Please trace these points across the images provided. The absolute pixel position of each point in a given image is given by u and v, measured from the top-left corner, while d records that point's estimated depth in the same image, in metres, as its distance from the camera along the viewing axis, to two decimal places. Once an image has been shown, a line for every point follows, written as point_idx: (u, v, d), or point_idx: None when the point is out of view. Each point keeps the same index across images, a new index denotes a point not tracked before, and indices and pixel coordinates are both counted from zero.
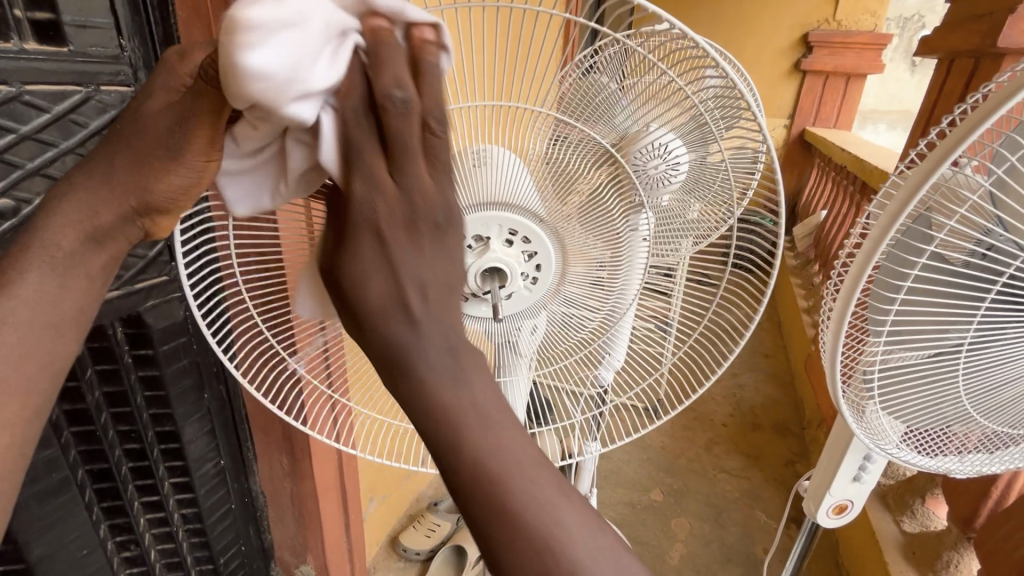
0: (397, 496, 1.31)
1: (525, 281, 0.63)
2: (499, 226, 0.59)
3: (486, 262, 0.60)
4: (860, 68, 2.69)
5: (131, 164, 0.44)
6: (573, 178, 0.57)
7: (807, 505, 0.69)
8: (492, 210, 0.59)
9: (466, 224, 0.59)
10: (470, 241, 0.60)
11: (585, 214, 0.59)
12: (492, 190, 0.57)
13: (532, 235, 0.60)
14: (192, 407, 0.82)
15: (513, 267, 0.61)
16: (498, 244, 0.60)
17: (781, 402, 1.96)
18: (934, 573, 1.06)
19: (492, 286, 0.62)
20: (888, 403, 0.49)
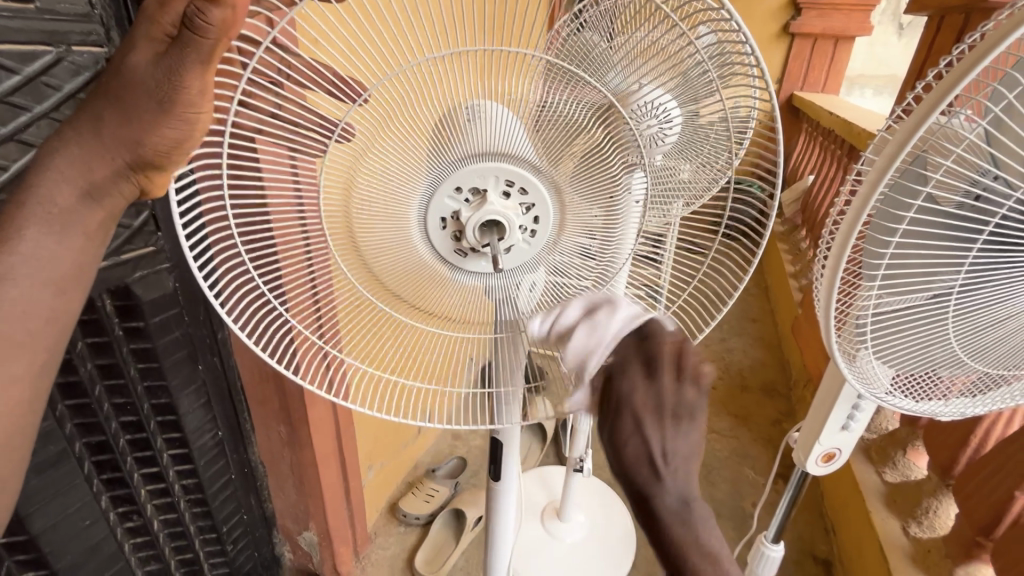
0: (395, 464, 1.33)
1: (523, 234, 0.63)
2: (495, 177, 0.59)
3: (483, 214, 0.59)
4: (848, 30, 2.67)
5: (120, 118, 0.42)
6: (573, 135, 0.57)
7: (797, 454, 0.72)
8: (488, 160, 0.58)
9: (461, 175, 0.58)
10: (468, 193, 0.59)
11: (583, 173, 0.59)
12: (489, 140, 0.56)
13: (529, 187, 0.60)
14: (187, 378, 0.82)
15: (512, 219, 0.60)
16: (495, 195, 0.60)
17: (768, 365, 2.00)
18: (914, 520, 1.12)
19: (490, 238, 0.61)
20: (880, 349, 0.51)
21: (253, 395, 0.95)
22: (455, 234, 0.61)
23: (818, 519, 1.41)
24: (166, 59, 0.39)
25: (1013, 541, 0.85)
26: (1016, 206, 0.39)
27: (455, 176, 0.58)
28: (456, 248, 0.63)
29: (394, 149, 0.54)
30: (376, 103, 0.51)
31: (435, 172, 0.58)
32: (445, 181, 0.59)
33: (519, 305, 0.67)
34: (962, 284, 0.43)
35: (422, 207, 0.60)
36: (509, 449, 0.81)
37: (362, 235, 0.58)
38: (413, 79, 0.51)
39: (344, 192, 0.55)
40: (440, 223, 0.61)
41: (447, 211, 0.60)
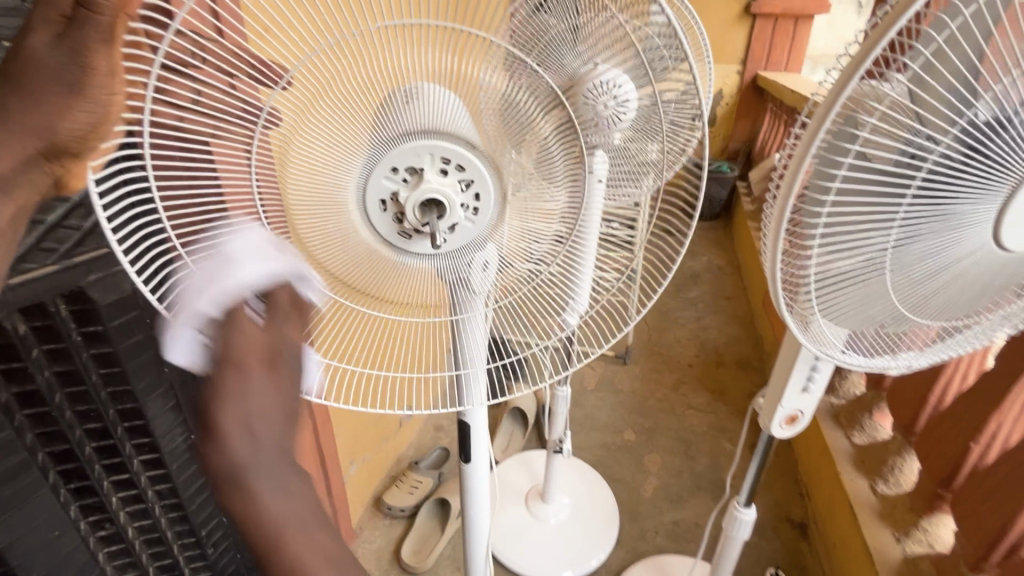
0: (377, 458, 1.33)
1: (466, 212, 0.62)
2: (430, 154, 0.59)
3: (421, 193, 0.60)
4: (807, 10, 2.73)
5: (21, 102, 0.39)
6: (526, 122, 0.56)
7: (762, 419, 0.74)
8: (419, 138, 0.58)
9: (397, 155, 0.58)
10: (404, 173, 0.59)
11: (536, 161, 0.59)
12: (423, 117, 0.56)
13: (467, 163, 0.59)
14: (153, 382, 0.80)
15: (450, 197, 0.60)
16: (433, 173, 0.60)
17: (742, 340, 2.05)
18: (880, 477, 1.16)
19: (430, 217, 0.61)
20: (828, 310, 0.53)
21: None
22: (397, 216, 0.61)
23: (792, 485, 1.46)
24: (80, 34, 0.37)
25: (971, 490, 0.89)
26: (941, 157, 0.41)
27: (390, 155, 0.58)
28: (399, 230, 0.62)
29: (326, 127, 0.54)
30: (307, 82, 0.51)
31: (371, 151, 0.58)
32: (381, 160, 0.58)
33: (471, 284, 0.68)
34: (897, 238, 0.46)
35: (359, 188, 0.60)
36: (480, 433, 0.82)
37: (297, 219, 0.58)
38: (346, 58, 0.50)
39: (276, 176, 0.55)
40: (380, 206, 0.61)
41: (386, 193, 0.60)
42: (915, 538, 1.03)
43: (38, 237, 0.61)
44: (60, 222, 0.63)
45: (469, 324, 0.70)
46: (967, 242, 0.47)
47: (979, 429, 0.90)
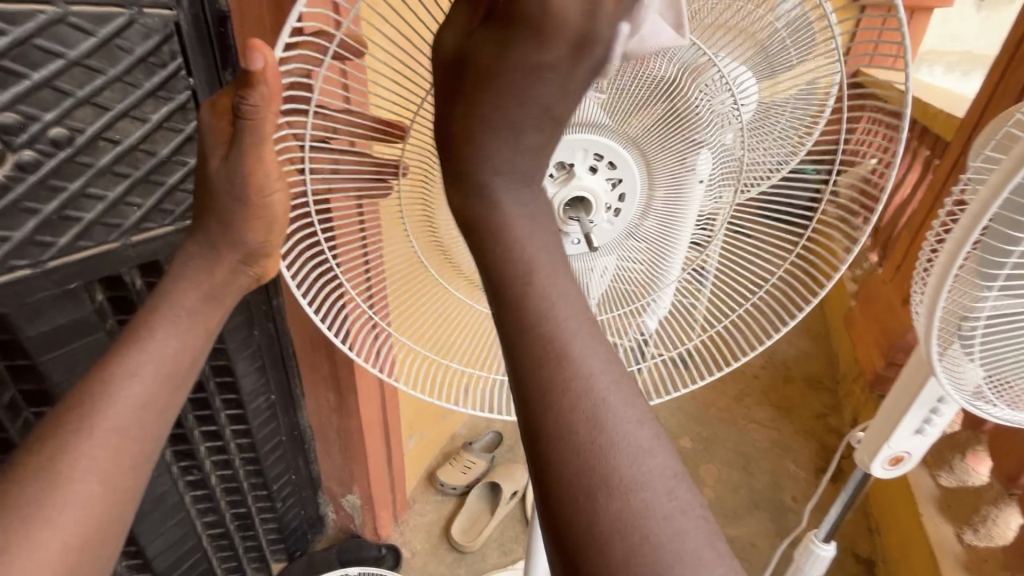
0: (435, 434, 1.36)
1: (608, 213, 0.61)
2: (586, 149, 0.56)
3: (570, 190, 0.58)
4: (928, 0, 2.48)
5: None
6: (650, 103, 0.54)
7: (860, 455, 0.68)
8: (573, 134, 0.56)
9: (554, 149, 0.56)
10: (554, 168, 0.58)
11: (653, 143, 0.57)
12: (573, 113, 0.54)
13: (618, 160, 0.57)
14: (243, 343, 0.84)
15: (599, 195, 0.58)
16: (584, 171, 0.58)
17: (815, 356, 1.92)
18: (969, 526, 1.07)
19: (577, 215, 0.60)
20: (985, 351, 0.47)
21: (303, 360, 0.96)
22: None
23: (861, 519, 1.37)
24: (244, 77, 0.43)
25: None
26: None
27: (543, 151, 0.56)
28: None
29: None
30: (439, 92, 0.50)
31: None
32: (532, 156, 0.56)
33: (590, 290, 0.67)
34: None
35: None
36: None
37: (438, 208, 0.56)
38: None
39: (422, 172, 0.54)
40: None
41: (537, 190, 0.58)
42: None
43: (159, 200, 0.65)
44: (178, 185, 0.66)
45: None
46: None
47: None
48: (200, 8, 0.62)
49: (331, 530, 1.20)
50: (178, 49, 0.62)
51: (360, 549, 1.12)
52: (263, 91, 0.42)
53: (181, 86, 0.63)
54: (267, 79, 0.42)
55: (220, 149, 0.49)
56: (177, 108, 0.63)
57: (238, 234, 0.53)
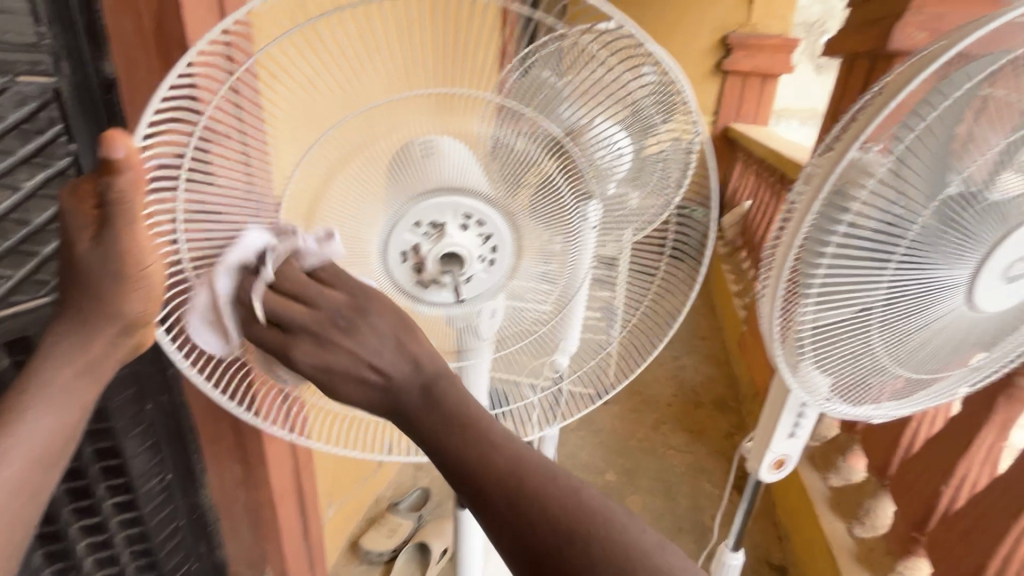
0: (356, 499, 1.29)
1: (482, 264, 0.63)
2: (454, 210, 0.59)
3: (443, 247, 0.60)
4: (774, 69, 2.95)
5: None
6: (525, 167, 0.59)
7: (750, 462, 0.76)
8: (442, 195, 0.58)
9: (422, 210, 0.58)
10: (426, 228, 0.59)
11: (537, 201, 0.61)
12: (443, 176, 0.57)
13: (486, 218, 0.60)
14: (132, 420, 0.77)
15: (470, 250, 0.61)
16: (454, 229, 0.60)
17: (719, 380, 2.08)
18: (856, 520, 1.19)
19: (451, 269, 0.62)
20: (821, 360, 0.54)
21: (204, 434, 0.89)
22: (416, 267, 0.61)
23: (772, 528, 1.47)
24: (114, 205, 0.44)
25: (946, 532, 0.93)
26: (918, 233, 0.45)
27: (414, 212, 0.58)
28: (416, 280, 0.62)
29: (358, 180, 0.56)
30: (330, 149, 0.55)
31: (394, 208, 0.58)
32: (404, 216, 0.59)
33: (480, 332, 0.69)
34: (883, 299, 0.48)
35: (382, 242, 0.60)
36: None
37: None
38: (367, 123, 0.55)
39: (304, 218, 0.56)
40: (401, 257, 0.61)
41: (407, 245, 0.60)
42: None
43: (31, 270, 0.61)
44: (55, 254, 0.63)
45: (475, 368, 0.73)
46: (943, 304, 0.49)
47: (949, 473, 0.95)
48: (83, 75, 0.62)
49: None
50: (57, 115, 0.60)
51: None
52: (130, 174, 0.41)
53: (61, 151, 0.61)
54: (132, 165, 0.41)
55: (90, 227, 0.46)
56: (55, 174, 0.61)
57: (116, 307, 0.49)
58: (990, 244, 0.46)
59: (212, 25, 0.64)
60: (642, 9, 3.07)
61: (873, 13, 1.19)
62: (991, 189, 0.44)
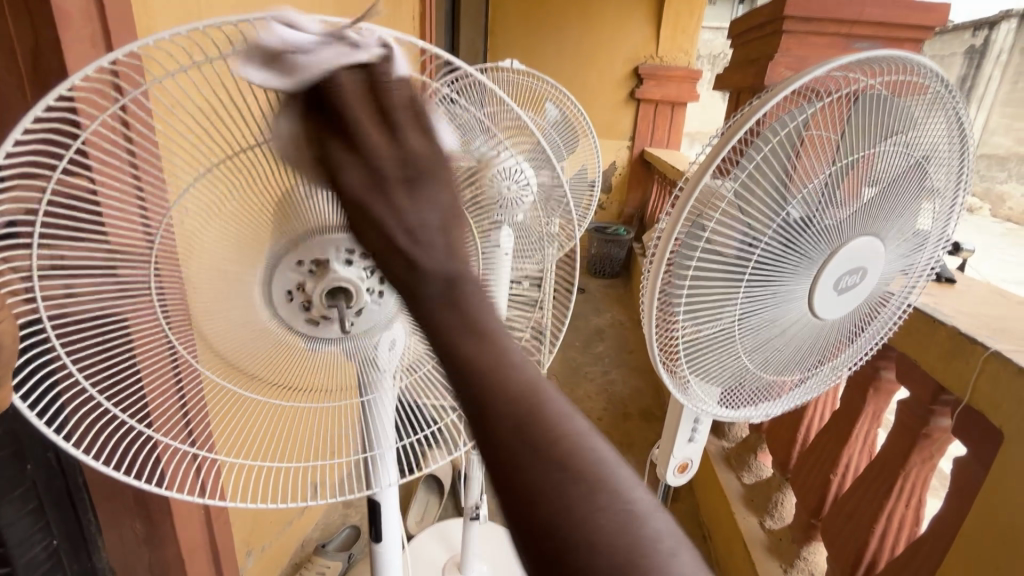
0: (279, 545, 1.22)
1: (372, 297, 0.58)
2: (334, 247, 0.54)
3: (329, 283, 0.55)
4: (682, 98, 3.21)
5: None
6: None
7: (658, 468, 0.81)
8: (326, 232, 0.54)
9: (302, 247, 0.54)
10: (309, 265, 0.55)
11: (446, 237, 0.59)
12: (325, 217, 0.52)
13: (369, 253, 0.55)
14: (10, 483, 0.70)
15: (357, 285, 0.56)
16: (338, 264, 0.55)
17: (646, 391, 2.18)
18: (767, 513, 1.28)
19: (338, 304, 0.57)
20: (698, 368, 0.59)
21: (98, 492, 0.82)
22: (303, 304, 0.56)
23: (697, 529, 1.54)
24: None
25: (836, 516, 1.01)
26: (762, 254, 0.52)
27: (295, 249, 0.54)
28: (306, 317, 0.57)
29: (235, 216, 0.50)
30: (222, 190, 0.49)
31: (276, 244, 0.53)
32: (286, 254, 0.54)
33: (381, 363, 0.63)
34: (743, 308, 0.55)
35: (264, 283, 0.55)
36: (390, 509, 0.78)
37: (198, 302, 0.51)
38: (265, 164, 0.49)
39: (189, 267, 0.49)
40: (286, 296, 0.56)
41: (291, 284, 0.55)
42: (799, 568, 1.13)
43: None
44: None
45: (380, 403, 0.64)
46: (791, 312, 0.57)
47: (835, 462, 1.06)
48: None
49: None
50: None
51: None
52: None
53: None
54: None
55: None
56: None
57: None
58: (824, 259, 0.54)
59: (96, 61, 0.61)
60: (559, 41, 3.24)
61: (749, 54, 1.35)
62: (822, 213, 0.52)
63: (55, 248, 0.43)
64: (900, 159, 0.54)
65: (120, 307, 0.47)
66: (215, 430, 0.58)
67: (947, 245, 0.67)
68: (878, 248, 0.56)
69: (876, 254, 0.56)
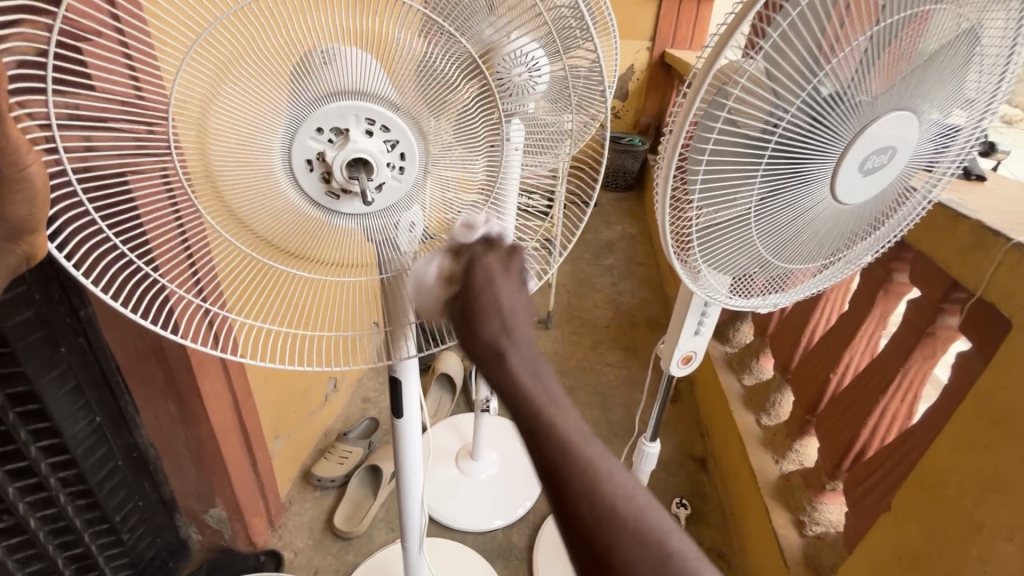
0: (304, 432, 1.31)
1: (392, 171, 0.56)
2: (356, 115, 0.52)
3: (349, 153, 0.53)
4: None
5: None
6: (442, 89, 0.52)
7: (662, 361, 0.83)
8: (344, 97, 0.51)
9: (320, 113, 0.51)
10: (330, 133, 0.52)
11: (460, 130, 0.55)
12: (351, 78, 0.50)
13: (390, 123, 0.53)
14: (48, 363, 0.75)
15: (376, 156, 0.54)
16: (359, 134, 0.53)
17: (653, 302, 2.20)
18: (764, 411, 1.34)
19: (357, 176, 0.55)
20: (710, 256, 0.59)
21: (131, 375, 0.87)
22: (324, 176, 0.54)
23: (694, 425, 1.63)
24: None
25: (832, 410, 1.06)
26: (789, 128, 0.49)
27: (315, 115, 0.51)
28: (327, 190, 0.55)
29: (250, 85, 0.47)
30: (210, 60, 0.44)
31: (290, 111, 0.50)
32: (304, 121, 0.51)
33: (400, 246, 0.62)
34: (761, 192, 0.53)
35: (282, 151, 0.52)
36: (406, 386, 0.82)
37: (218, 174, 0.49)
38: (255, 29, 0.44)
39: (197, 139, 0.47)
40: (306, 166, 0.53)
41: (312, 153, 0.53)
42: (789, 459, 1.21)
43: None
44: None
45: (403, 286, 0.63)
46: (811, 196, 0.55)
47: (836, 362, 1.08)
48: None
49: (196, 554, 1.12)
50: None
51: (234, 563, 1.07)
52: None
53: None
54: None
55: None
56: None
57: None
58: (850, 139, 0.51)
59: None
60: None
61: None
62: (855, 86, 0.48)
63: (70, 96, 0.42)
64: (949, 24, 0.49)
65: (143, 166, 0.47)
66: (234, 295, 0.59)
67: (982, 138, 0.63)
68: (909, 126, 0.54)
69: (908, 130, 0.54)
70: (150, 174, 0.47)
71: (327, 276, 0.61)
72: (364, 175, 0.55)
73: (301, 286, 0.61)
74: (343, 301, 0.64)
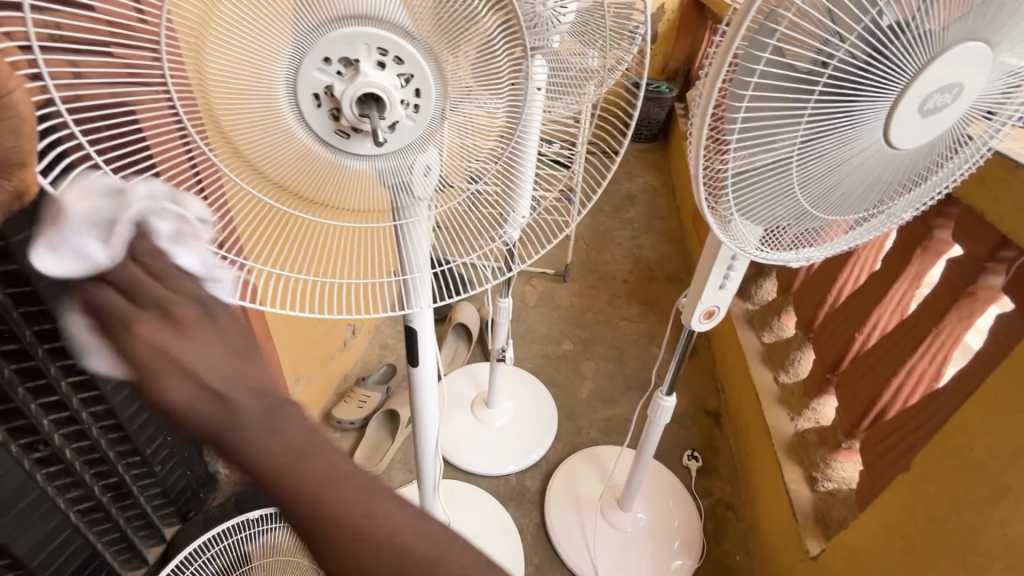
0: (324, 376, 1.34)
1: (406, 109, 0.53)
2: (365, 43, 0.48)
3: (359, 88, 0.50)
4: None
5: None
6: (463, 20, 0.47)
7: (683, 316, 0.81)
8: (350, 23, 0.47)
9: (329, 40, 0.47)
10: (338, 65, 0.49)
11: (478, 68, 0.50)
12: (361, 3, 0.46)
13: (403, 54, 0.49)
14: None
15: (389, 91, 0.51)
16: (370, 66, 0.50)
17: (673, 256, 2.16)
18: (782, 368, 1.32)
19: (369, 114, 0.52)
20: (745, 206, 0.56)
21: None
22: (333, 113, 0.52)
23: (709, 380, 1.63)
24: None
25: (855, 369, 1.04)
26: (846, 60, 0.44)
27: (320, 44, 0.47)
28: (336, 129, 0.53)
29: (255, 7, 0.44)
30: None
31: (296, 40, 0.47)
32: (309, 51, 0.48)
33: (415, 190, 0.60)
34: (805, 136, 0.48)
35: (288, 85, 0.49)
36: (423, 334, 0.82)
37: (227, 105, 0.47)
38: None
39: (196, 64, 0.44)
40: (313, 102, 0.51)
41: (318, 87, 0.50)
42: (805, 416, 1.20)
43: None
44: None
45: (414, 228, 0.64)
46: (863, 140, 0.50)
47: (863, 321, 1.05)
48: None
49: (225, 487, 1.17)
50: None
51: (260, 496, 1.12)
52: None
53: None
54: None
55: None
56: None
57: None
58: (910, 79, 0.46)
59: None
60: None
61: None
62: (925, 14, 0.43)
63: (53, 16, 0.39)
64: None
65: (141, 96, 0.44)
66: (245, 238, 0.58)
67: None
68: (980, 61, 0.48)
69: (975, 67, 0.48)
70: (143, 102, 0.45)
71: (341, 222, 0.60)
72: (376, 112, 0.52)
73: (315, 232, 0.60)
74: (358, 248, 0.62)
